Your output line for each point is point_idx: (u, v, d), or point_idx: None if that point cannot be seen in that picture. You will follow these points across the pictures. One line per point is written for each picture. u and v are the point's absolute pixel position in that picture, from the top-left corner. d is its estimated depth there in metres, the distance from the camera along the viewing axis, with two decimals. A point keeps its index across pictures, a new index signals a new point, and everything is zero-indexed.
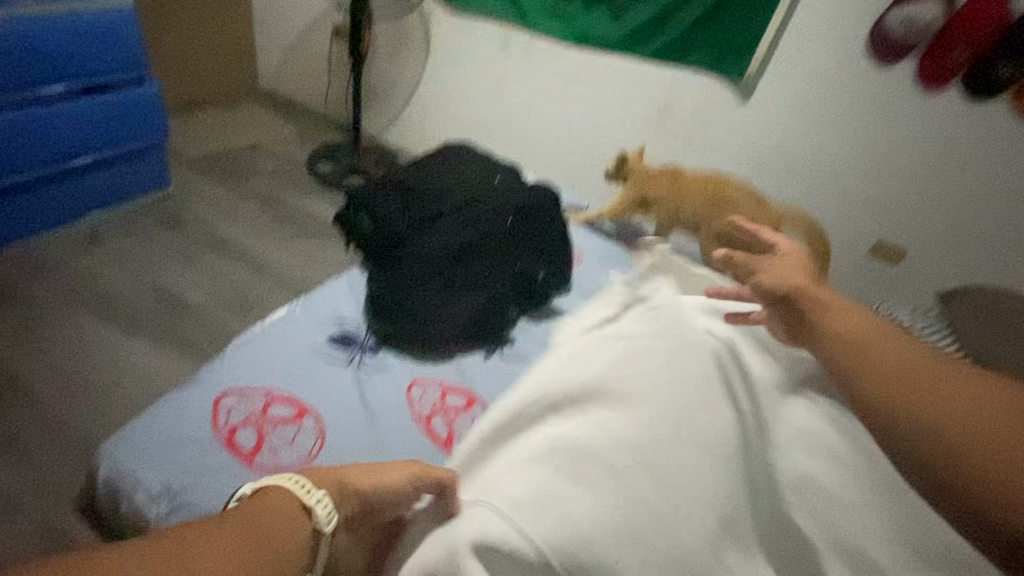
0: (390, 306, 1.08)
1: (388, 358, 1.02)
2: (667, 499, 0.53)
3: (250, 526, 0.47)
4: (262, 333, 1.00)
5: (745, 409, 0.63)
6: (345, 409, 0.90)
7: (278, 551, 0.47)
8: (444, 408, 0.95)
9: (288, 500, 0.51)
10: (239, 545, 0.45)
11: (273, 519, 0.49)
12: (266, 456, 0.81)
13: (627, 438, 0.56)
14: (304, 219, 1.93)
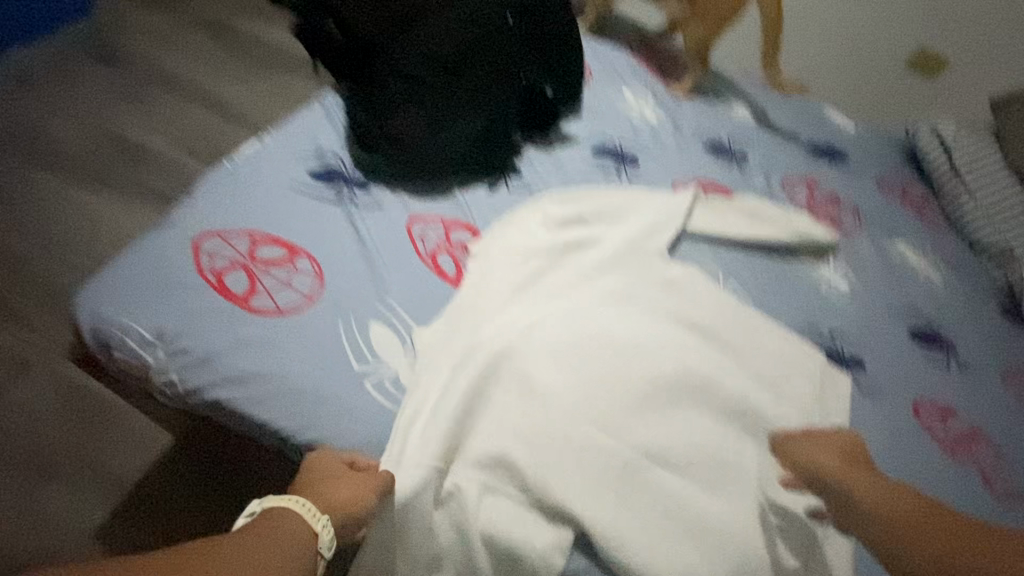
0: (385, 124, 0.93)
1: (386, 191, 0.91)
2: (635, 482, 0.69)
3: (277, 539, 0.56)
4: (232, 177, 0.86)
5: (687, 371, 0.80)
6: (344, 248, 0.82)
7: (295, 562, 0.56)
8: (449, 247, 0.87)
9: (303, 525, 0.59)
10: (260, 558, 0.54)
11: (289, 534, 0.57)
12: (262, 296, 0.74)
13: (587, 402, 0.73)
14: (257, 48, 1.65)
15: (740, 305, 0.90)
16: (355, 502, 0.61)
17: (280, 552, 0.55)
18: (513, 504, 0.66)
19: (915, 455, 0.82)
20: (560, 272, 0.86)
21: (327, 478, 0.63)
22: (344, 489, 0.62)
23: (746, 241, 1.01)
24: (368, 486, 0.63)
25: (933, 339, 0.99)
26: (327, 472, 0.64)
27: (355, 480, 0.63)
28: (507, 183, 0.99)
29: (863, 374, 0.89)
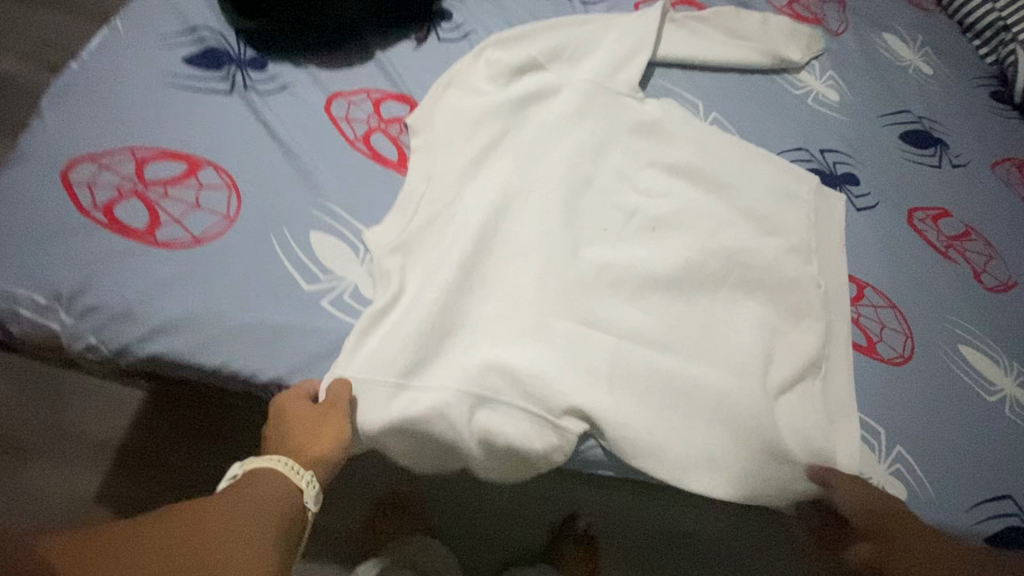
0: None
1: (289, 68, 0.73)
2: (644, 369, 0.64)
3: (263, 493, 0.51)
4: (87, 81, 0.67)
5: (683, 232, 0.72)
6: (255, 151, 0.67)
7: (287, 513, 0.51)
8: (384, 123, 0.72)
9: (286, 482, 0.54)
10: (256, 506, 0.49)
11: (276, 491, 0.52)
12: (170, 225, 0.61)
13: (580, 297, 0.66)
14: None
15: (726, 137, 0.80)
16: (334, 445, 0.56)
17: (271, 507, 0.50)
18: (520, 408, 0.60)
19: (912, 269, 0.79)
20: (519, 137, 0.74)
21: (296, 422, 0.56)
22: (318, 440, 0.56)
23: (725, 61, 0.87)
24: (339, 418, 0.56)
25: (926, 141, 0.92)
26: (292, 415, 0.56)
27: (322, 419, 0.56)
28: (437, 32, 0.81)
29: (857, 191, 0.83)
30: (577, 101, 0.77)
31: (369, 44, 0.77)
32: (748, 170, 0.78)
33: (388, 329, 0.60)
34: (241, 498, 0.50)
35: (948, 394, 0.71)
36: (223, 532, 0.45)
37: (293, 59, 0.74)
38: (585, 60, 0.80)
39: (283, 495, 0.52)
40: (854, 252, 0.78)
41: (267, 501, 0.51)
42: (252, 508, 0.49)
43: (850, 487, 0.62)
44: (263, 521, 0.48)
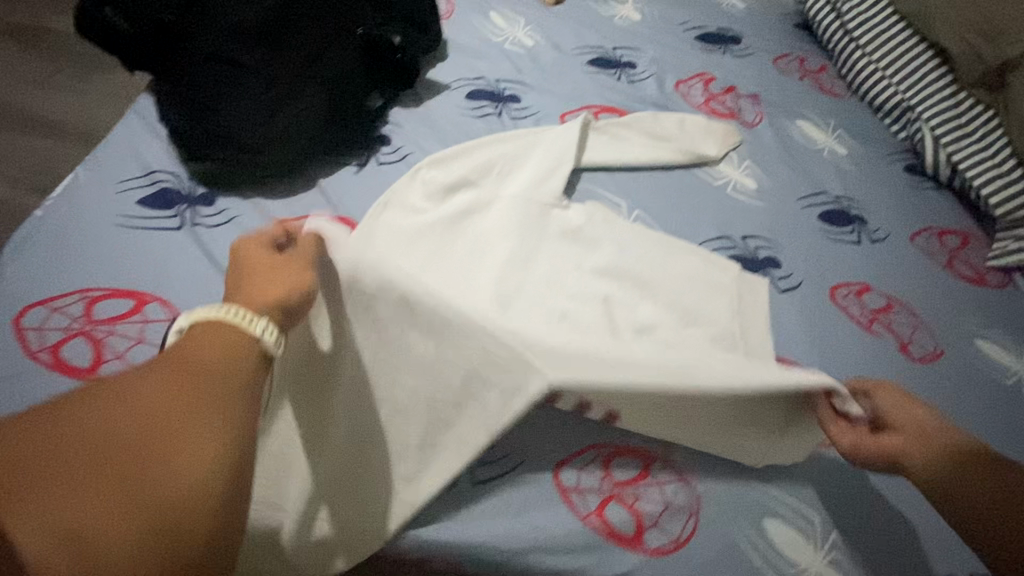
0: (207, 124, 0.79)
1: (237, 201, 0.80)
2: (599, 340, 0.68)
3: (203, 351, 0.46)
4: (47, 227, 0.73)
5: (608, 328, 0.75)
6: (201, 282, 0.72)
7: (241, 372, 0.46)
8: None
9: (237, 331, 0.48)
10: (204, 373, 0.44)
11: (226, 346, 0.47)
12: (113, 360, 0.65)
13: None
14: (85, 78, 1.48)
15: (647, 234, 0.86)
16: (291, 289, 0.54)
17: (222, 370, 0.45)
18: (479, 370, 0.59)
19: (839, 346, 0.82)
20: (451, 249, 0.79)
21: (254, 264, 0.56)
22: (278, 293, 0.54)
23: (646, 161, 0.94)
24: (298, 268, 0.57)
25: (843, 218, 0.98)
26: (255, 260, 0.56)
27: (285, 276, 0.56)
28: (376, 157, 0.89)
29: (779, 273, 0.88)
30: (506, 213, 0.83)
31: (314, 171, 0.85)
32: (669, 264, 0.83)
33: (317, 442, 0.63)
34: (174, 360, 0.45)
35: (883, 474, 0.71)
36: (137, 398, 0.41)
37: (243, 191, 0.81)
38: (512, 174, 0.88)
39: (230, 352, 0.47)
40: (780, 334, 0.82)
41: (208, 357, 0.45)
42: (203, 376, 0.44)
43: (897, 400, 0.62)
44: (198, 381, 0.43)
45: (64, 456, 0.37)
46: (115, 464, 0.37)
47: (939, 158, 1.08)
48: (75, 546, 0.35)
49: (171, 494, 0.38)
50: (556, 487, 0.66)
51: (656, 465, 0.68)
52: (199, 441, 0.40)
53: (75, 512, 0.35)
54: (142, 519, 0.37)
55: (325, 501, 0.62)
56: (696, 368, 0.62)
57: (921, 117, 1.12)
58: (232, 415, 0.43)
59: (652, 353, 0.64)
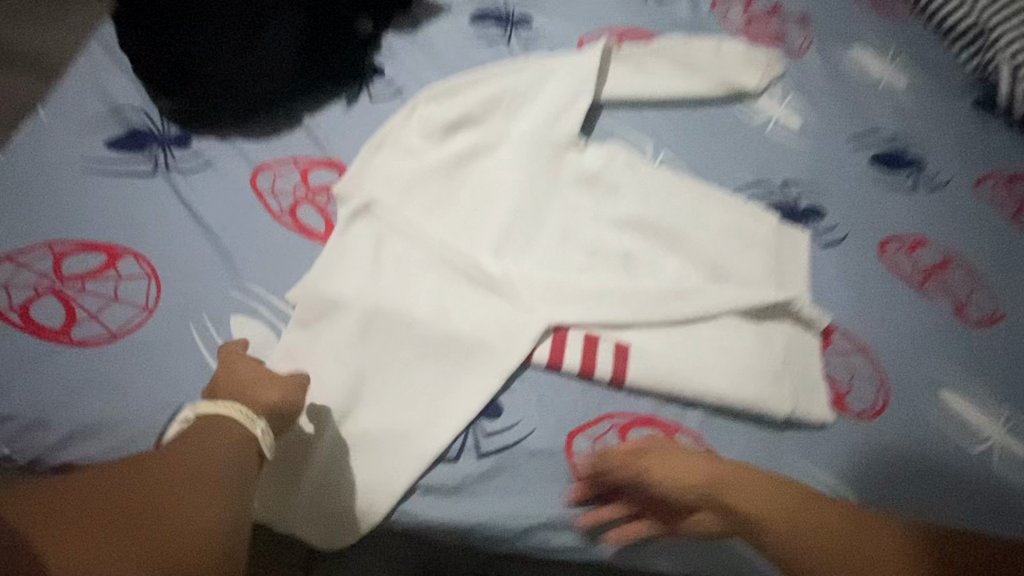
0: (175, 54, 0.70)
1: (213, 142, 0.72)
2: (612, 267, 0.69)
3: (207, 444, 0.48)
4: (9, 171, 0.66)
5: (627, 286, 0.67)
6: (178, 235, 0.65)
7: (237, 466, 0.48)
8: (310, 192, 0.70)
9: (241, 430, 0.50)
10: (203, 461, 0.47)
11: (226, 444, 0.49)
12: (86, 321, 0.59)
13: (514, 361, 0.62)
14: None
15: (674, 179, 0.76)
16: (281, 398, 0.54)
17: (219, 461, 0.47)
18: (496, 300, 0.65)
19: (884, 307, 0.74)
20: (454, 197, 0.71)
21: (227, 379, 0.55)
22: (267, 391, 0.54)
23: (675, 95, 0.83)
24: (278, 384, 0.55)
25: (898, 161, 0.86)
26: (226, 374, 0.56)
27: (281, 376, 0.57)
28: (368, 90, 0.78)
29: (822, 224, 0.78)
30: (515, 155, 0.73)
31: (294, 107, 0.75)
32: (698, 213, 0.74)
33: (316, 397, 0.59)
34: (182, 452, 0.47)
35: (922, 446, 0.65)
36: (148, 494, 0.43)
37: (214, 132, 0.72)
38: (523, 109, 0.77)
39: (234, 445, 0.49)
40: (819, 293, 0.73)
41: (213, 452, 0.48)
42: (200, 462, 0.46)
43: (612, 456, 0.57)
44: (204, 479, 0.46)
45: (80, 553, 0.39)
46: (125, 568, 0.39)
47: (1016, 91, 0.94)
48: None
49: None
50: (569, 464, 0.60)
51: (678, 436, 0.62)
52: (202, 544, 0.42)
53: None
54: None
55: (339, 465, 0.58)
56: (694, 285, 0.68)
57: (997, 45, 0.98)
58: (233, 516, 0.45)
59: (655, 272, 0.69)
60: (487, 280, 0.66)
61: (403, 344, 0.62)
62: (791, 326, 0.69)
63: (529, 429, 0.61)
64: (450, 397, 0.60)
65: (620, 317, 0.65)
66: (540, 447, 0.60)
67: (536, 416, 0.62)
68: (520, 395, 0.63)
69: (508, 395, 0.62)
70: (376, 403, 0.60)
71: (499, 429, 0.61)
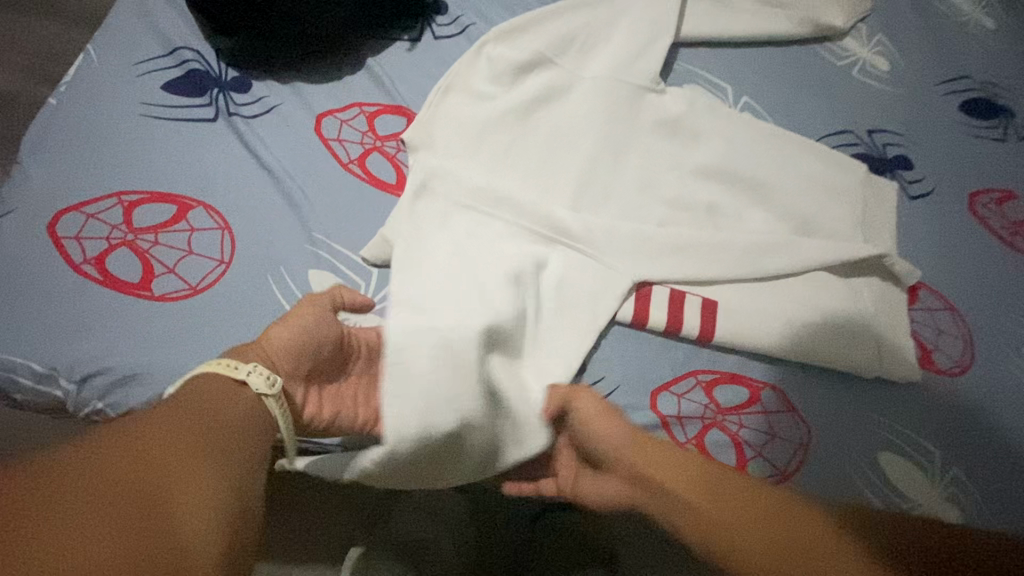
0: None
1: (274, 86, 0.68)
2: (695, 219, 0.66)
3: (208, 413, 0.44)
4: (71, 117, 0.63)
5: (714, 238, 0.64)
6: (247, 185, 0.62)
7: (236, 425, 0.44)
8: (379, 140, 0.66)
9: (224, 382, 0.46)
10: (202, 421, 0.43)
11: (222, 399, 0.45)
12: (165, 275, 0.58)
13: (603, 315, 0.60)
14: None
15: (757, 127, 0.72)
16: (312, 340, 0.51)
17: (222, 421, 0.43)
18: (580, 251, 0.63)
19: (970, 263, 0.71)
20: (529, 143, 0.67)
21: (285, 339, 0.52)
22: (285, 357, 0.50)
23: (756, 36, 0.77)
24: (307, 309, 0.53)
25: (989, 109, 0.81)
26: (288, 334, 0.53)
27: (294, 316, 0.52)
28: (432, 29, 0.73)
29: (910, 176, 0.74)
30: (592, 100, 0.69)
31: (355, 47, 0.71)
32: (782, 164, 0.70)
33: None
34: (175, 421, 0.42)
35: (1011, 404, 0.64)
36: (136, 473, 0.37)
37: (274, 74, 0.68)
38: (598, 50, 0.72)
39: (239, 419, 0.45)
40: (906, 249, 0.70)
41: (215, 425, 0.43)
42: (193, 421, 0.42)
43: (592, 409, 0.54)
44: (202, 457, 0.40)
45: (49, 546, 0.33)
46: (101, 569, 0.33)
47: None
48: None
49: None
50: (657, 417, 0.59)
51: (764, 393, 0.61)
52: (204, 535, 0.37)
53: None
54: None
55: None
56: (783, 238, 0.65)
57: None
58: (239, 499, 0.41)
59: (740, 225, 0.66)
60: (569, 231, 0.63)
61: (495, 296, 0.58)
62: (880, 283, 0.66)
63: (616, 385, 0.60)
64: (538, 351, 0.59)
65: (708, 272, 0.63)
66: (627, 403, 0.60)
67: (622, 371, 0.61)
68: (605, 351, 0.61)
69: (594, 351, 0.61)
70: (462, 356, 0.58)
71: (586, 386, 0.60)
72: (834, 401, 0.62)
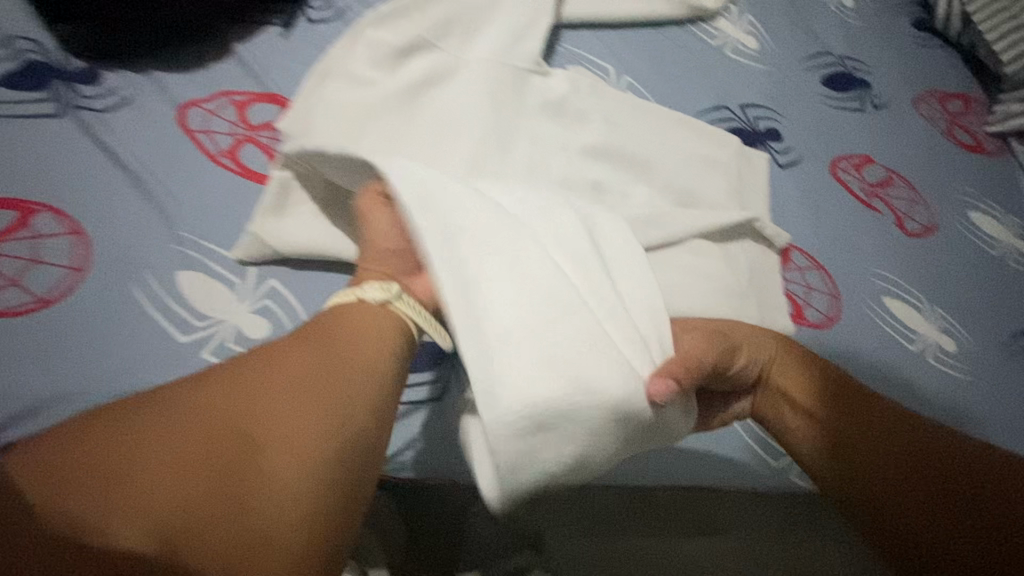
0: None
1: (128, 76, 0.63)
2: (584, 195, 0.68)
3: (330, 348, 0.46)
4: None
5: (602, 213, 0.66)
6: (102, 184, 0.58)
7: (364, 354, 0.46)
8: (251, 130, 0.63)
9: (361, 307, 0.49)
10: (326, 355, 0.45)
11: (357, 328, 0.48)
12: (4, 288, 0.52)
13: None
14: None
15: (638, 105, 0.75)
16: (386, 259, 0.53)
17: (343, 353, 0.46)
18: None
19: (834, 225, 0.77)
20: (414, 126, 0.66)
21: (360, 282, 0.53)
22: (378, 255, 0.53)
23: (630, 18, 0.81)
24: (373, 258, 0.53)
25: (848, 82, 0.88)
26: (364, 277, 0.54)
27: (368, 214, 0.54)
28: (306, 13, 0.71)
29: (779, 147, 0.80)
30: (477, 81, 0.68)
31: (220, 30, 0.67)
32: (662, 140, 0.74)
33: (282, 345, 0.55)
34: (300, 354, 0.45)
35: (874, 351, 0.70)
36: (254, 410, 0.42)
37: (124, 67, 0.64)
38: (479, 32, 0.72)
39: (356, 359, 0.45)
40: (778, 214, 0.76)
41: (329, 367, 0.45)
42: (317, 355, 0.45)
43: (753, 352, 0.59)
44: (314, 397, 0.43)
45: (170, 466, 0.38)
46: (210, 486, 0.38)
47: (952, 11, 0.97)
48: (171, 536, 0.36)
49: (261, 544, 0.38)
50: None
51: None
52: (290, 476, 0.40)
53: (178, 519, 0.37)
54: (228, 555, 0.37)
55: None
56: (665, 208, 0.68)
57: None
58: (336, 443, 0.42)
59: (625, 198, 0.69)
60: None
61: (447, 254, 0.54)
62: (753, 247, 0.71)
63: None
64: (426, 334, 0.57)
65: None
66: None
67: None
68: None
69: None
70: None
71: None
72: None
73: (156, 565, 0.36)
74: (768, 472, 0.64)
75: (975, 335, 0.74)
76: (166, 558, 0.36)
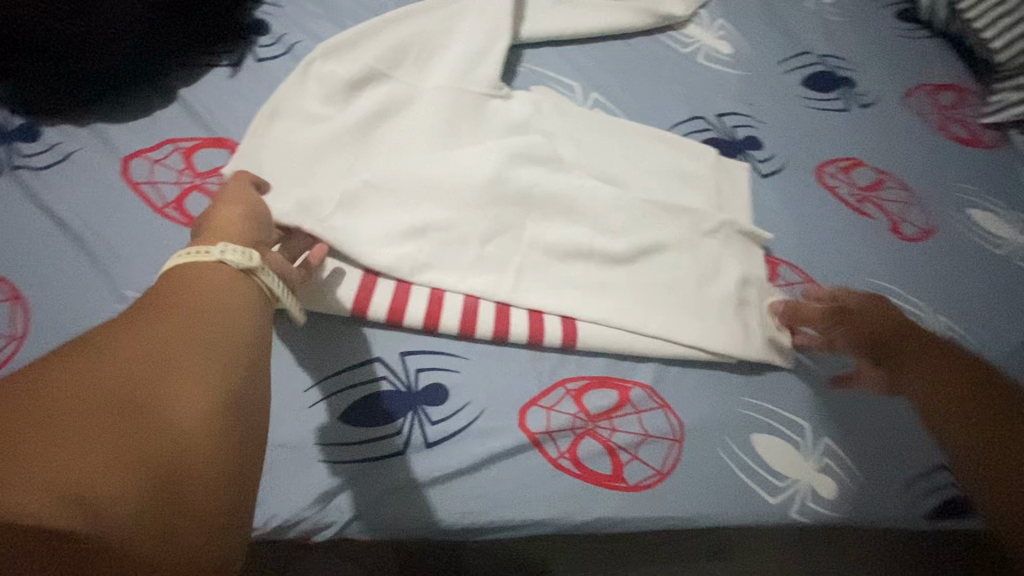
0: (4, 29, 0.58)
1: (71, 131, 0.62)
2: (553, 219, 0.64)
3: (198, 287, 0.42)
4: None
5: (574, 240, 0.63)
6: (40, 245, 0.55)
7: (240, 297, 0.43)
8: (197, 177, 0.60)
9: (203, 265, 0.43)
10: (197, 299, 0.41)
11: (223, 275, 0.43)
12: None
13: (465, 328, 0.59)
14: None
15: (607, 123, 0.72)
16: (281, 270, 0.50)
17: (218, 293, 0.42)
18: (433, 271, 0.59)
19: (826, 233, 0.73)
20: (371, 159, 0.63)
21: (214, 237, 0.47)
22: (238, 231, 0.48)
23: (592, 33, 0.79)
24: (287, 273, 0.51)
25: (831, 81, 0.84)
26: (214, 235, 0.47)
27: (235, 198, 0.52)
28: (255, 51, 0.70)
29: (760, 156, 0.76)
30: (434, 111, 0.66)
31: (164, 78, 0.66)
32: (635, 156, 0.71)
33: None
34: (166, 302, 0.40)
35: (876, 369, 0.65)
36: (128, 357, 0.36)
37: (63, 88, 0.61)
38: (434, 58, 0.70)
39: (235, 310, 0.42)
40: (765, 226, 0.72)
41: (203, 307, 0.40)
42: (193, 298, 0.41)
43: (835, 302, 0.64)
44: (199, 345, 0.38)
45: (47, 431, 0.32)
46: (108, 434, 0.33)
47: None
48: (77, 495, 0.31)
49: (174, 480, 0.34)
50: (527, 436, 0.56)
51: (634, 391, 0.60)
52: (188, 413, 0.35)
53: (76, 480, 0.31)
54: (149, 501, 0.32)
55: (273, 484, 0.51)
56: (639, 229, 0.65)
57: None
58: (230, 383, 0.38)
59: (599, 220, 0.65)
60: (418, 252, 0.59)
61: (414, 243, 0.59)
62: (738, 262, 0.67)
63: (480, 410, 0.57)
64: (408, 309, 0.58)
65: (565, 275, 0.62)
66: (490, 427, 0.56)
67: (485, 393, 0.58)
68: (465, 371, 0.59)
69: (453, 376, 0.58)
70: (309, 401, 0.55)
71: (447, 415, 0.56)
72: (705, 388, 0.62)
73: (70, 533, 0.30)
74: (766, 508, 0.58)
75: (987, 342, 0.69)
76: (79, 523, 0.30)
